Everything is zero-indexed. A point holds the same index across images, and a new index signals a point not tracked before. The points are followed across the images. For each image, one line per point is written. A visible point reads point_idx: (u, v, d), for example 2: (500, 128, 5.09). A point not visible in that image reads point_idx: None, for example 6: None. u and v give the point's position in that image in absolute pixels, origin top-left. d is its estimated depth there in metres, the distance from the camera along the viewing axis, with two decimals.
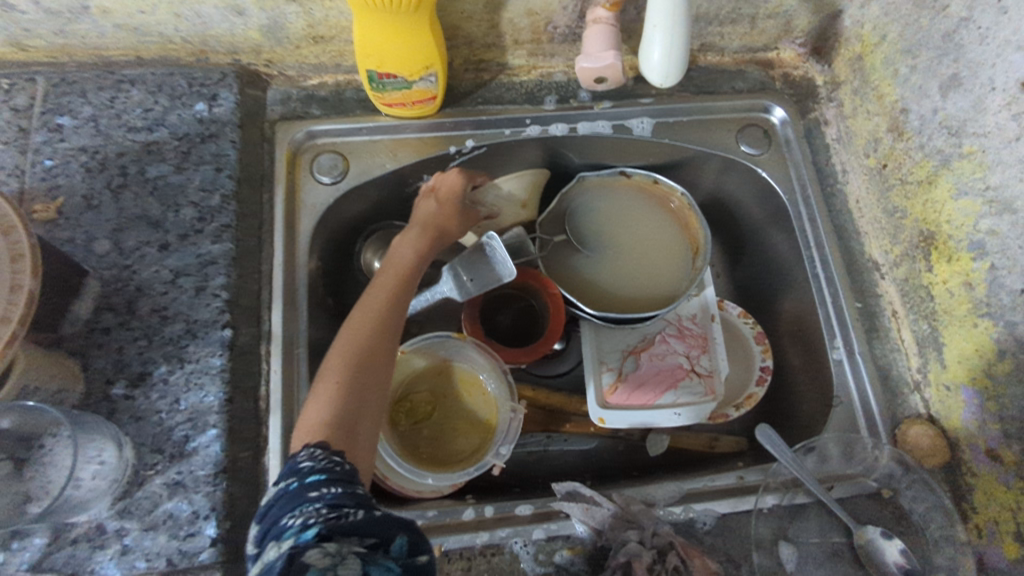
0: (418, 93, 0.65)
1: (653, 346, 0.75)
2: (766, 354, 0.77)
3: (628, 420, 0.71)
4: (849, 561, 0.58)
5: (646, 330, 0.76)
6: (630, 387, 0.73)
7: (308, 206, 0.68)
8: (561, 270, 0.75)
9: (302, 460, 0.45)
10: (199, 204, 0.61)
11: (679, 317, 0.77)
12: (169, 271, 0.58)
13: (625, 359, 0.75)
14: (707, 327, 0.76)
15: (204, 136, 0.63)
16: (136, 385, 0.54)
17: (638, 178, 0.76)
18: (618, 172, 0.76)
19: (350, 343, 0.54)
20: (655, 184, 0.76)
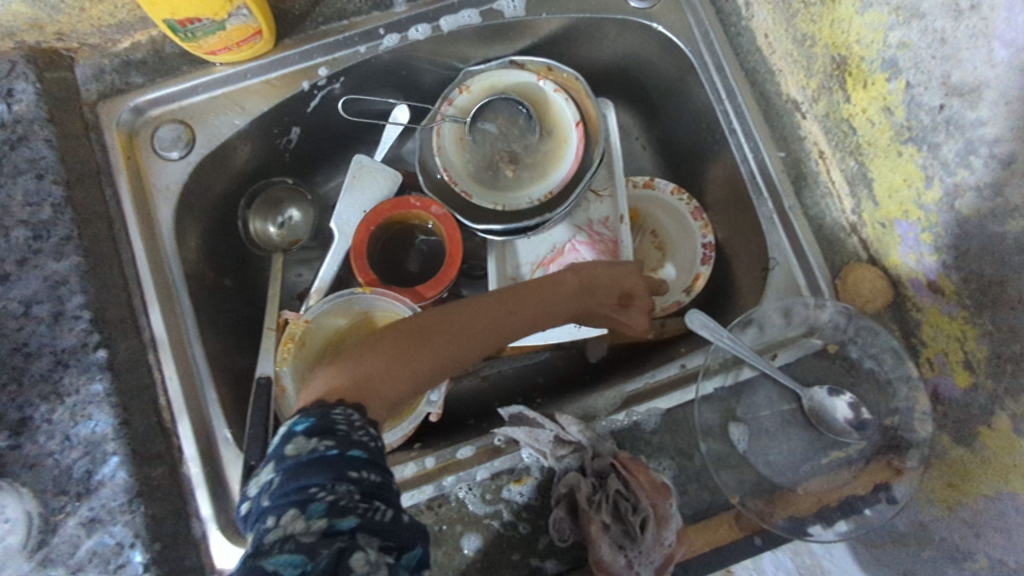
0: (237, 32, 0.56)
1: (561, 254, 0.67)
2: (705, 229, 0.72)
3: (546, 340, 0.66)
4: (802, 424, 0.57)
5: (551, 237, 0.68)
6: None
7: (163, 188, 0.61)
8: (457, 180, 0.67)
9: (341, 424, 0.39)
10: (29, 220, 0.54)
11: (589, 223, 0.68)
12: (18, 303, 0.52)
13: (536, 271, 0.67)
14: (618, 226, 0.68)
15: (12, 141, 0.55)
16: (19, 433, 0.50)
17: (530, 67, 0.67)
18: (507, 62, 0.67)
19: (443, 342, 0.48)
20: (549, 70, 0.66)
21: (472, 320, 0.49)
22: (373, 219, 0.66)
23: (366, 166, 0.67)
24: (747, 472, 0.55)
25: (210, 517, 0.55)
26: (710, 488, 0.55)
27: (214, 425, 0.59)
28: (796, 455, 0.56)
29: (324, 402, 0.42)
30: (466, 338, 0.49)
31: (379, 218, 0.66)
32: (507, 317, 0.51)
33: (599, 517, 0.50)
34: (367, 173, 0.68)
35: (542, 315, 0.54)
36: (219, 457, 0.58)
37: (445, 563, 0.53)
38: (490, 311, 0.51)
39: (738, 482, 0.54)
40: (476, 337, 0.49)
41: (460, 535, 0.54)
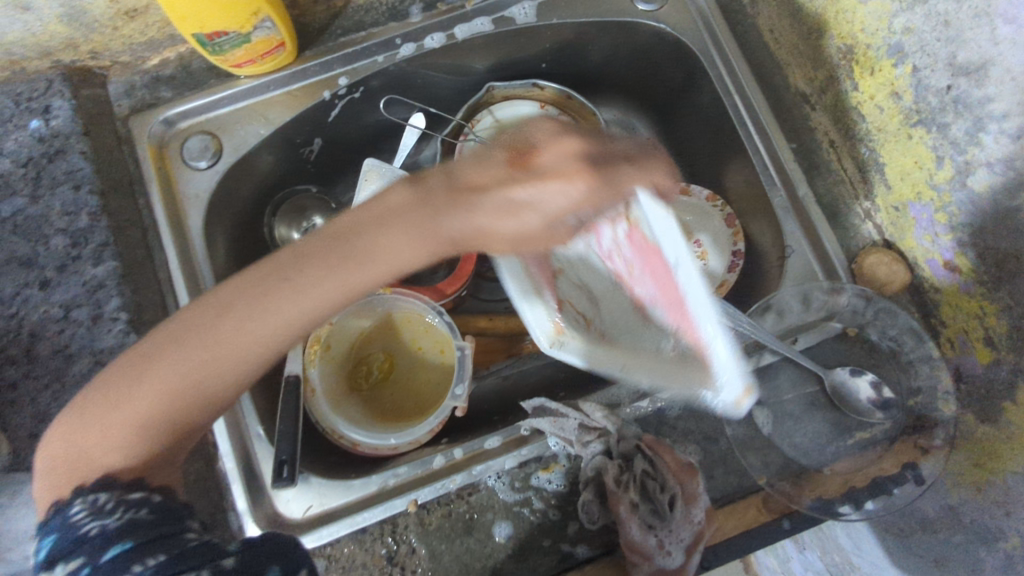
0: (261, 44, 0.58)
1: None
2: (738, 237, 0.70)
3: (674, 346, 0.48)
4: (827, 406, 0.58)
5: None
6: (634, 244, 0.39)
7: (193, 196, 0.63)
8: None
9: (91, 525, 0.37)
10: (67, 228, 0.56)
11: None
12: (58, 307, 0.54)
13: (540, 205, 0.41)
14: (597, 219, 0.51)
15: (50, 155, 0.57)
16: None
17: (550, 90, 0.73)
18: (530, 83, 0.73)
19: (188, 353, 0.40)
20: (568, 98, 0.73)
21: (235, 309, 0.40)
22: None
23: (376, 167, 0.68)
24: (773, 455, 0.56)
25: (245, 510, 0.55)
26: (736, 472, 0.55)
27: (247, 422, 0.59)
28: (820, 437, 0.57)
29: (59, 501, 0.39)
30: (211, 373, 0.40)
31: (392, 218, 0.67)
32: (288, 306, 0.39)
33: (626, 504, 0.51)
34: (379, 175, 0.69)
35: (355, 274, 0.40)
36: (251, 454, 0.58)
37: (478, 551, 0.53)
38: (251, 305, 0.39)
39: (764, 464, 0.55)
40: (226, 348, 0.40)
41: (491, 523, 0.54)
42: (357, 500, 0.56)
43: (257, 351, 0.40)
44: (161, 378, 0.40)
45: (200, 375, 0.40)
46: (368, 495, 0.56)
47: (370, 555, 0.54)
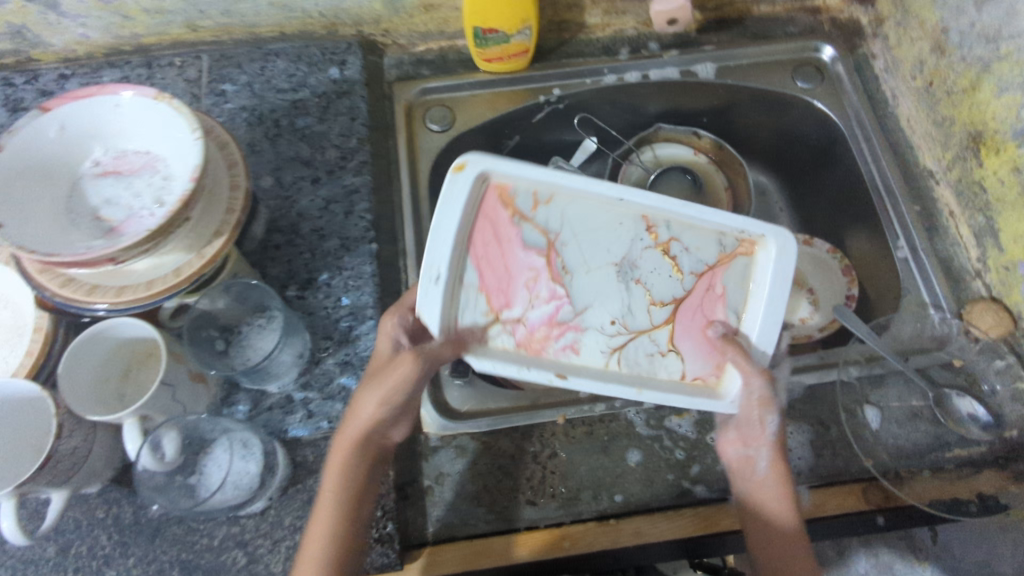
0: (515, 47, 0.77)
1: (546, 336, 0.56)
2: (851, 284, 0.81)
3: (545, 214, 0.55)
4: (929, 421, 0.65)
5: (605, 311, 0.56)
6: (507, 256, 0.55)
7: (426, 149, 0.79)
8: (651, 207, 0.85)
9: None
10: (340, 146, 0.73)
11: (662, 336, 0.57)
12: (322, 199, 0.70)
13: (511, 308, 0.55)
14: (605, 356, 0.56)
15: (339, 93, 0.75)
16: (306, 288, 0.66)
17: (706, 139, 0.89)
18: (692, 131, 0.89)
19: (326, 519, 0.55)
20: (720, 149, 0.88)
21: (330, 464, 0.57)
22: None
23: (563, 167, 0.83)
24: (879, 449, 0.63)
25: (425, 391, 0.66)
26: (844, 457, 0.63)
27: None
28: (921, 445, 0.64)
29: None
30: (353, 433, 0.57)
31: None
32: (345, 435, 0.58)
33: (747, 446, 0.59)
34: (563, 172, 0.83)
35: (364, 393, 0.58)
36: None
37: (610, 468, 0.63)
38: (319, 510, 0.55)
39: (871, 455, 0.63)
40: (330, 485, 0.56)
41: (626, 449, 0.64)
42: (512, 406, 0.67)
43: (335, 475, 0.56)
44: (309, 563, 0.53)
45: (340, 510, 0.55)
46: (522, 405, 0.67)
47: (521, 449, 0.63)
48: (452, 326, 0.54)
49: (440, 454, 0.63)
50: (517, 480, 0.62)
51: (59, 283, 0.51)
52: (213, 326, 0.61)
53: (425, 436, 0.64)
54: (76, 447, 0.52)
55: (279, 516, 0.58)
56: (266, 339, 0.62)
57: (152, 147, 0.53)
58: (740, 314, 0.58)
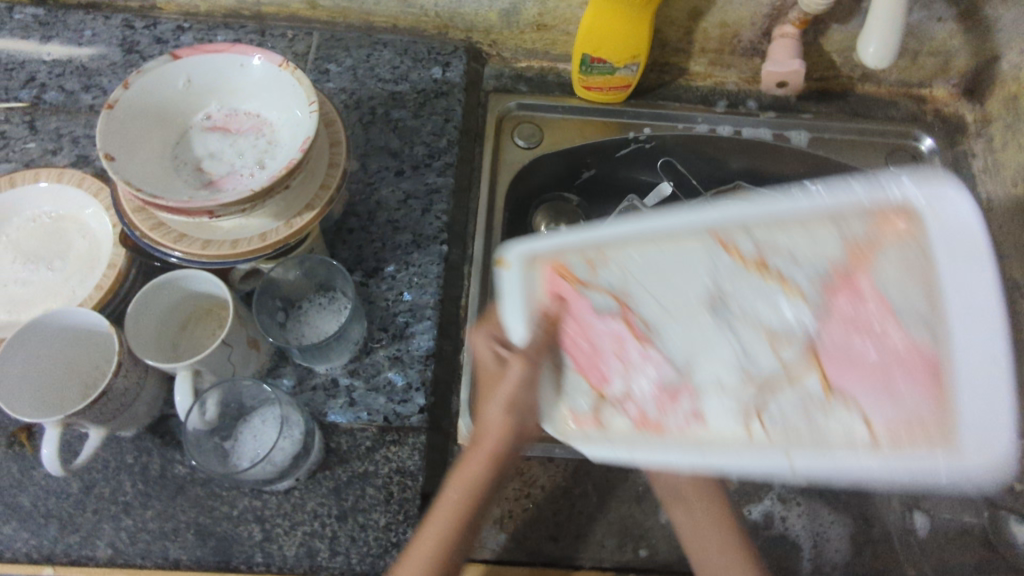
0: (617, 79, 0.78)
1: (659, 410, 0.38)
2: None
3: (618, 271, 0.37)
4: (980, 541, 0.62)
5: (716, 363, 0.37)
6: (588, 334, 0.40)
7: (508, 163, 0.79)
8: None
9: None
10: (429, 144, 0.73)
11: (816, 384, 0.34)
12: (402, 193, 0.70)
13: (614, 384, 0.40)
14: (739, 421, 0.36)
15: (437, 93, 0.77)
16: (370, 277, 0.65)
17: None
18: None
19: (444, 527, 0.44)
20: None
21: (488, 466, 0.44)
22: None
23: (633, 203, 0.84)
24: (923, 560, 0.60)
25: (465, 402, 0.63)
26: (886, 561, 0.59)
27: None
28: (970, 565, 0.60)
29: None
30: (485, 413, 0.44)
31: None
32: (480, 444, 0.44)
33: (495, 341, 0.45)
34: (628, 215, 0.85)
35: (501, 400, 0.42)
36: None
37: (641, 521, 0.59)
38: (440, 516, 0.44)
39: (913, 565, 0.59)
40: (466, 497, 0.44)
41: (659, 504, 0.60)
42: None
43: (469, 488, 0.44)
44: (429, 533, 0.44)
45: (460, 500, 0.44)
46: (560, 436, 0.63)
47: (551, 481, 0.60)
48: (569, 407, 0.41)
49: None
50: (541, 513, 0.59)
51: (150, 226, 0.51)
52: (278, 297, 0.60)
53: (459, 449, 0.61)
54: (126, 389, 0.51)
55: (302, 499, 0.55)
56: (326, 320, 0.60)
57: (264, 112, 0.56)
58: (942, 330, 0.30)
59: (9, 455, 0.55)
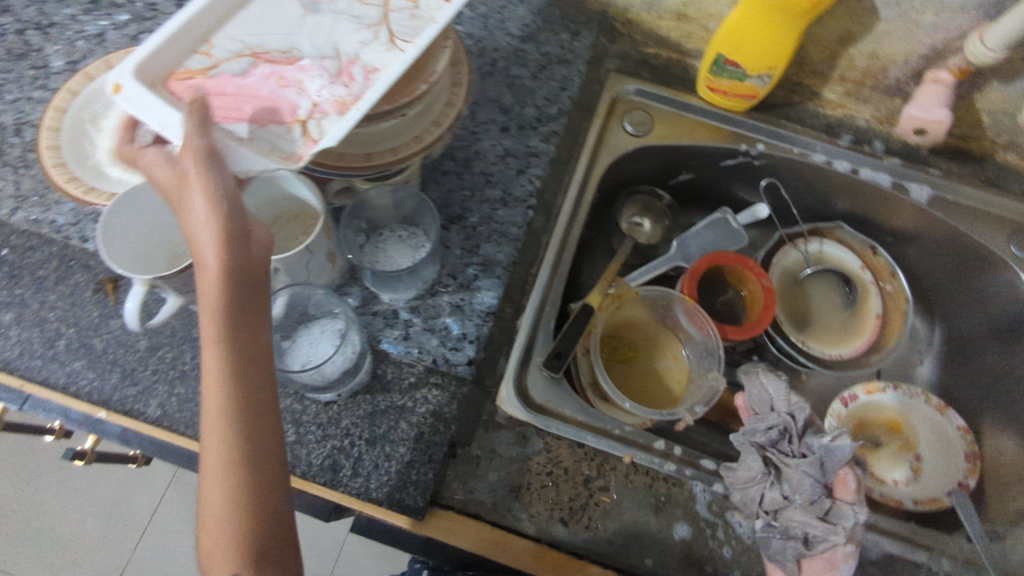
0: (745, 88, 0.75)
1: (351, 89, 0.46)
2: (970, 474, 0.74)
3: (220, 46, 0.46)
4: None
5: (350, 35, 0.48)
6: (238, 92, 0.45)
7: (611, 145, 0.78)
8: (787, 303, 0.86)
9: None
10: (540, 107, 0.73)
11: (402, 1, 0.50)
12: (503, 149, 0.70)
13: (294, 107, 0.45)
14: (391, 47, 0.48)
15: (560, 59, 0.76)
16: (452, 222, 0.65)
17: (881, 259, 0.85)
18: (869, 245, 0.86)
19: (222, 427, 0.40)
20: (891, 274, 0.84)
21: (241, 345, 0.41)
22: (711, 258, 0.78)
23: (726, 216, 0.82)
24: None
25: (512, 366, 0.63)
26: None
27: (546, 309, 0.67)
28: None
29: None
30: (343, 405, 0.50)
31: (696, 263, 0.78)
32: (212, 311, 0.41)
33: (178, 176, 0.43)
34: (717, 228, 0.83)
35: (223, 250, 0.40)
36: (535, 333, 0.66)
37: (654, 530, 0.58)
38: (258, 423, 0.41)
39: None
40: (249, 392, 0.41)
41: (676, 520, 0.59)
42: (584, 421, 0.63)
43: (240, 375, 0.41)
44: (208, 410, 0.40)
45: (228, 404, 0.40)
46: (598, 425, 0.63)
47: (576, 466, 0.60)
48: (278, 153, 0.44)
49: (501, 433, 0.60)
50: (558, 493, 0.58)
51: None
52: (362, 219, 0.60)
53: (495, 411, 0.61)
54: None
55: (339, 414, 0.56)
56: (402, 253, 0.60)
57: None
58: None
59: (93, 300, 0.58)
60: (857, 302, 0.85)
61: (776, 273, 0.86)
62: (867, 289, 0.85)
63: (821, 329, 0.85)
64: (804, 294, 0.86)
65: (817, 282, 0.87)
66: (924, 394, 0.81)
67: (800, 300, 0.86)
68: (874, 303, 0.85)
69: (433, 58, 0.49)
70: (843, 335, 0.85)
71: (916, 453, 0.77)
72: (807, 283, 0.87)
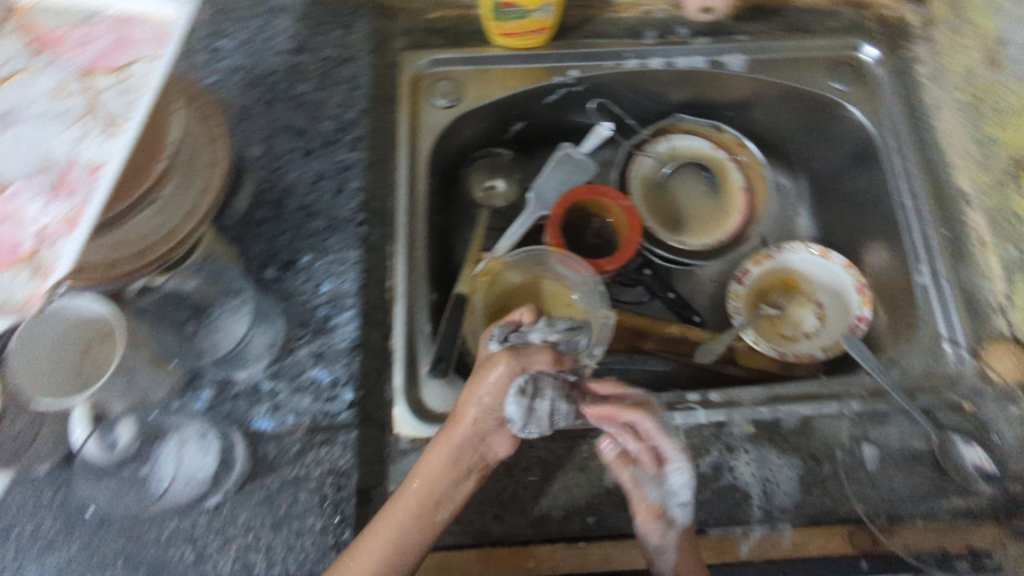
0: (532, 23, 0.72)
1: (71, 200, 0.40)
2: (864, 304, 0.77)
3: None
4: (928, 466, 0.61)
5: (59, 137, 0.43)
6: None
7: (428, 126, 0.73)
8: (656, 211, 0.85)
9: None
10: (337, 117, 0.68)
11: (106, 78, 0.45)
12: (312, 174, 0.65)
13: (17, 244, 0.40)
14: (109, 132, 0.43)
15: (341, 59, 0.71)
16: (285, 270, 0.61)
17: (727, 135, 0.87)
18: (712, 125, 0.87)
19: None
20: (740, 145, 0.86)
21: None
22: (567, 198, 0.77)
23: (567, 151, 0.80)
24: (873, 494, 0.60)
25: (399, 388, 0.61)
26: (834, 498, 0.60)
27: (418, 318, 0.65)
28: (919, 492, 0.60)
29: None
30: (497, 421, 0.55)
31: (553, 209, 0.77)
32: None
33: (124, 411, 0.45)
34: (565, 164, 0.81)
35: None
36: (415, 343, 0.64)
37: (587, 487, 0.59)
38: None
39: (862, 498, 0.60)
40: None
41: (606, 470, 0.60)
42: None
43: None
44: None
45: None
46: None
47: None
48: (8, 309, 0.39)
49: (410, 458, 0.58)
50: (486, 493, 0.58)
51: None
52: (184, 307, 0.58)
53: (397, 439, 0.59)
54: None
55: (233, 512, 0.52)
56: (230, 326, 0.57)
57: None
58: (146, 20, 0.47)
59: None
60: (720, 182, 0.86)
61: (636, 187, 0.85)
62: (724, 165, 0.86)
63: (697, 222, 0.86)
64: (670, 195, 0.87)
65: (678, 178, 0.87)
66: (804, 245, 0.83)
67: (668, 202, 0.86)
68: (736, 176, 0.86)
69: (160, 127, 0.45)
70: (718, 220, 0.85)
71: (816, 302, 0.82)
72: (668, 183, 0.87)
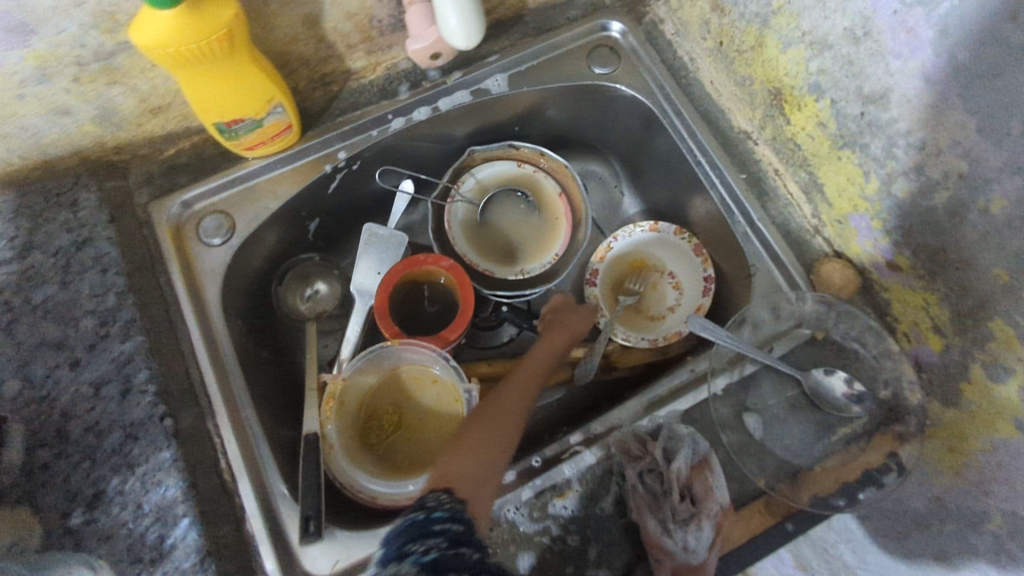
0: (272, 127, 0.66)
1: None
2: (705, 263, 0.78)
3: None
4: (806, 407, 0.63)
5: None
6: None
7: (208, 271, 0.68)
8: (486, 251, 0.82)
9: None
10: (96, 310, 0.60)
11: None
12: (89, 385, 0.57)
13: None
14: None
15: (78, 243, 0.62)
16: (93, 507, 0.53)
17: (525, 149, 0.82)
18: (507, 146, 0.82)
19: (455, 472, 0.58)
20: (540, 155, 0.82)
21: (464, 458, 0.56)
22: (386, 283, 0.72)
23: (370, 234, 0.75)
24: (767, 458, 0.61)
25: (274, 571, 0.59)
26: (737, 479, 0.59)
27: (270, 482, 0.63)
28: (808, 437, 0.62)
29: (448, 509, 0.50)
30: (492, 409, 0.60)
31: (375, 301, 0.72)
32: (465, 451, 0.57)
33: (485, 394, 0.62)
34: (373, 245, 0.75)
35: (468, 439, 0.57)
36: (276, 512, 0.62)
37: None
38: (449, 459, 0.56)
39: (761, 468, 0.60)
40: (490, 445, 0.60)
41: (514, 556, 0.56)
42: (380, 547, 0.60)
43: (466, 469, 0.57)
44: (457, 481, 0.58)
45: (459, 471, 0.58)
46: None
47: None
48: None
49: None
50: None
51: None
52: None
53: None
54: None
55: None
56: None
57: None
58: None
59: None
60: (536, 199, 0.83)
61: (457, 237, 0.81)
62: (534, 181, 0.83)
63: (529, 245, 0.83)
64: (494, 229, 0.84)
65: (495, 209, 0.84)
66: (634, 226, 0.82)
67: (495, 237, 0.84)
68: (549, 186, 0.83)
69: None
70: (548, 235, 0.83)
71: (668, 274, 0.81)
72: (488, 218, 0.84)
